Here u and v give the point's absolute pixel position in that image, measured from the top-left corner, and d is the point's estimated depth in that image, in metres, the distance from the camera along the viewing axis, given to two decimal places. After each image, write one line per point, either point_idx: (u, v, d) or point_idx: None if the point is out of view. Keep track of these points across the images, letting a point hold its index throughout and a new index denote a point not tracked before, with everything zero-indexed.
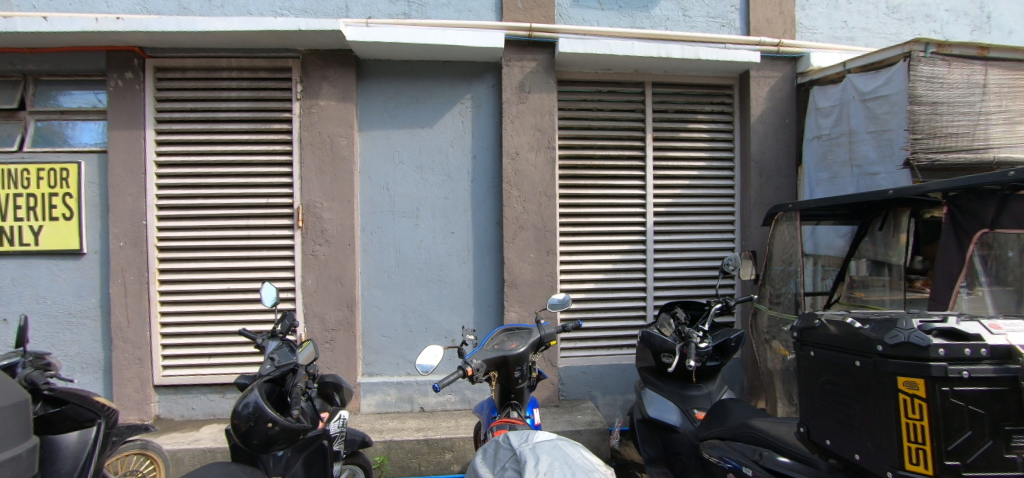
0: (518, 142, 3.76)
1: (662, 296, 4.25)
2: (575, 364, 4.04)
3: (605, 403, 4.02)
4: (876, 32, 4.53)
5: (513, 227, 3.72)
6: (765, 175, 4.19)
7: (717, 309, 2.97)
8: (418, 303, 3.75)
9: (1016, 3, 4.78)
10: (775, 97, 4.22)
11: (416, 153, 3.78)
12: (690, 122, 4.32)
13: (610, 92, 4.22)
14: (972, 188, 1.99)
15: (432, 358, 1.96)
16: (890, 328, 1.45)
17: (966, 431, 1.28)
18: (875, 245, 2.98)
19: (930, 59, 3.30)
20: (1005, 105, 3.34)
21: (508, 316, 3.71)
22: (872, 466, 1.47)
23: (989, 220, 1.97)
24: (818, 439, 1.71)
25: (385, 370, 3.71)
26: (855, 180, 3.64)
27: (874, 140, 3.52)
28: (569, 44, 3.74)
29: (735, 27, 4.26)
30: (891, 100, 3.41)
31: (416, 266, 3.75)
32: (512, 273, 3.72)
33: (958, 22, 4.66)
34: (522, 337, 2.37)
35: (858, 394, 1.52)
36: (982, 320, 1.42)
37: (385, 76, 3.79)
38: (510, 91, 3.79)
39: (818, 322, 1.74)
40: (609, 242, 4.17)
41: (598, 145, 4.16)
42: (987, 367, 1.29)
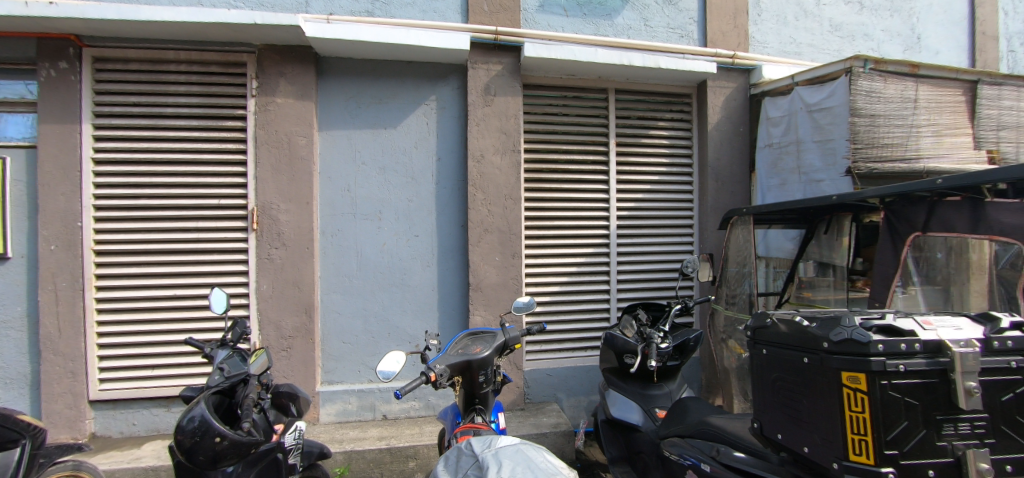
0: (483, 144, 3.75)
1: (624, 298, 4.33)
2: (540, 367, 4.05)
3: (570, 404, 4.05)
4: (821, 48, 4.80)
5: (478, 230, 3.70)
6: (721, 181, 4.35)
7: (676, 309, 3.05)
8: (380, 308, 3.66)
9: (941, 26, 5.21)
10: (730, 107, 4.39)
11: (378, 153, 3.69)
12: (651, 129, 4.43)
13: (574, 98, 4.28)
14: (905, 195, 2.13)
15: (394, 364, 1.91)
16: (834, 326, 1.53)
17: (902, 421, 1.36)
18: (820, 248, 3.14)
19: (869, 75, 3.52)
20: (933, 119, 3.64)
21: (473, 320, 3.68)
22: (819, 458, 1.54)
23: (921, 224, 2.11)
24: (770, 433, 1.78)
25: (344, 378, 3.60)
26: (803, 187, 3.84)
27: (819, 149, 3.73)
28: (534, 49, 3.76)
29: (693, 38, 4.42)
30: (834, 112, 3.62)
31: (378, 270, 3.66)
32: (476, 276, 3.69)
33: (892, 42, 5.03)
34: (486, 341, 2.36)
35: (806, 389, 1.59)
36: (915, 317, 1.52)
37: (346, 74, 3.69)
38: (475, 93, 3.77)
39: (769, 321, 1.81)
40: (573, 245, 4.22)
41: (562, 150, 4.21)
42: (921, 360, 1.38)
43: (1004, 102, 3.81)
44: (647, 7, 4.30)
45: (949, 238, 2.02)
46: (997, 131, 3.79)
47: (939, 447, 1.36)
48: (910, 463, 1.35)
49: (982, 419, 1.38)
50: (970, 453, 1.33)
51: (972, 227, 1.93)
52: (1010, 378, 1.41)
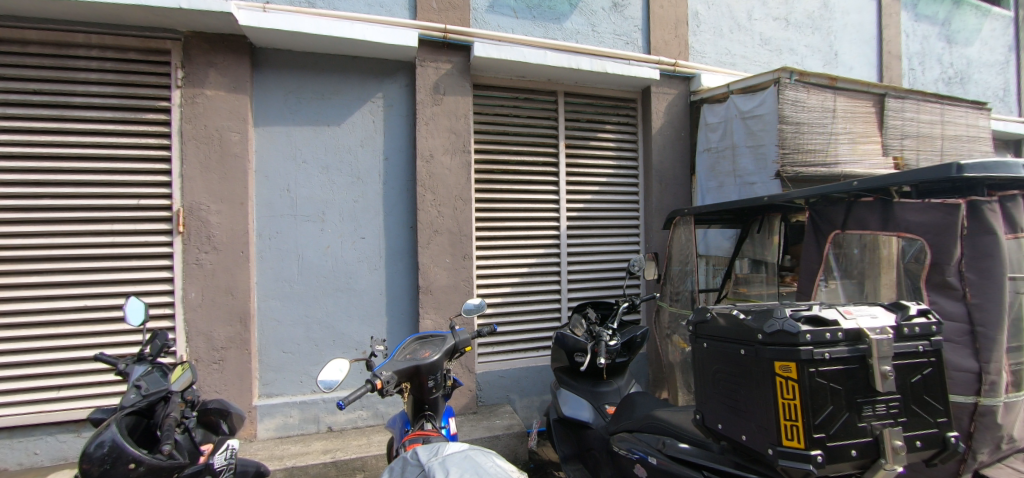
0: (432, 144, 3.68)
1: (575, 298, 4.41)
2: (493, 369, 4.02)
3: (523, 405, 4.06)
4: (753, 60, 5.12)
5: (427, 231, 3.63)
6: (664, 182, 4.52)
7: (624, 307, 3.13)
8: (324, 314, 3.49)
9: (856, 44, 5.71)
10: (672, 112, 4.58)
11: (321, 152, 3.53)
12: (598, 132, 4.54)
13: (524, 100, 4.30)
14: (827, 196, 2.31)
15: (337, 373, 1.82)
16: (768, 318, 1.61)
17: (829, 406, 1.46)
18: (754, 246, 3.34)
19: (794, 85, 3.79)
20: (848, 127, 3.99)
21: (424, 324, 3.60)
22: (756, 445, 1.61)
23: (840, 223, 2.29)
24: (710, 423, 1.85)
25: (285, 390, 3.40)
26: (738, 188, 4.06)
27: (751, 153, 3.97)
28: (483, 49, 3.74)
29: (637, 45, 4.57)
30: (765, 119, 3.86)
31: (321, 274, 3.50)
32: (426, 279, 3.62)
33: (814, 57, 5.45)
34: (435, 345, 2.31)
35: (744, 379, 1.67)
36: (838, 307, 1.64)
37: (285, 68, 3.50)
38: (424, 92, 3.70)
39: (709, 315, 1.88)
40: (525, 246, 4.23)
41: (513, 151, 4.22)
42: (843, 348, 1.49)
43: (906, 114, 4.25)
44: (594, 13, 4.40)
45: (863, 236, 2.19)
46: (902, 139, 4.21)
47: (860, 428, 1.47)
48: (836, 444, 1.44)
49: (897, 401, 1.51)
50: (886, 432, 1.45)
51: (883, 224, 2.10)
52: (917, 361, 1.55)
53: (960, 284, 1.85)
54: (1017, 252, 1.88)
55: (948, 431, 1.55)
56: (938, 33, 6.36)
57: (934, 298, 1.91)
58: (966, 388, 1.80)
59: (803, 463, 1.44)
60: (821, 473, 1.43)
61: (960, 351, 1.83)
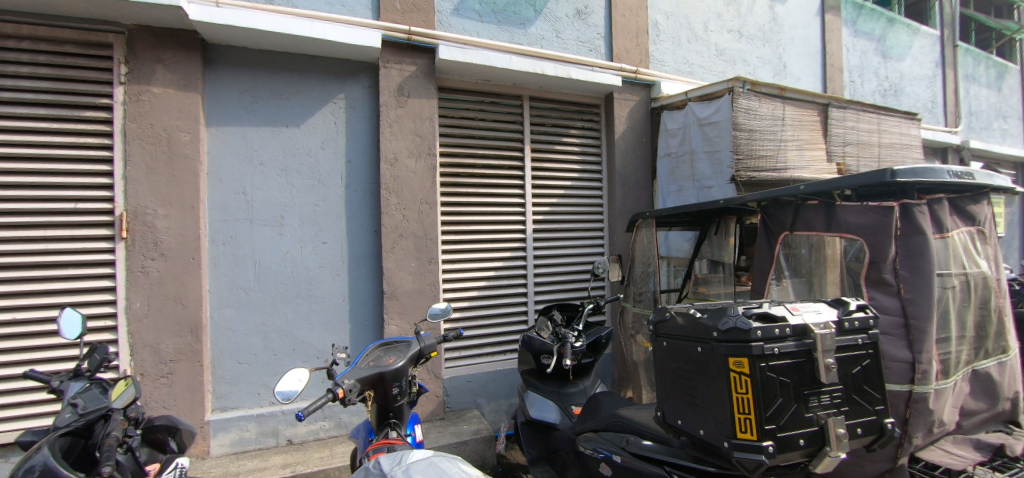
0: (397, 147, 3.63)
1: (542, 301, 4.44)
2: (460, 374, 3.99)
3: (491, 409, 4.05)
4: (709, 69, 5.33)
5: (392, 235, 3.58)
6: (627, 186, 4.63)
7: (589, 309, 3.18)
8: (283, 322, 3.38)
9: (802, 57, 6.05)
10: (634, 118, 4.71)
11: (279, 154, 3.42)
12: (563, 136, 4.61)
13: (490, 103, 4.31)
14: (777, 199, 2.43)
15: (296, 384, 1.77)
16: (722, 316, 1.68)
17: (779, 399, 1.53)
18: (712, 247, 3.47)
19: (747, 94, 3.98)
20: (796, 134, 4.22)
21: (388, 330, 3.54)
22: (713, 439, 1.67)
23: (789, 224, 2.41)
24: (670, 420, 1.90)
25: (241, 403, 3.26)
26: (696, 192, 4.21)
27: (708, 159, 4.12)
28: (448, 52, 3.73)
29: (601, 52, 4.67)
30: (720, 126, 4.03)
31: (279, 280, 3.38)
32: (391, 284, 3.56)
33: (765, 68, 5.74)
34: (399, 351, 2.28)
35: (701, 375, 1.73)
36: (785, 304, 1.73)
37: (240, 66, 3.38)
38: (387, 94, 3.65)
39: (668, 314, 1.94)
40: (491, 250, 4.23)
41: (479, 155, 4.22)
42: (791, 343, 1.57)
43: (847, 123, 4.55)
44: (558, 20, 4.47)
45: (810, 236, 2.30)
46: (844, 146, 4.49)
47: (807, 418, 1.55)
48: (785, 435, 1.52)
49: (840, 391, 1.60)
50: (831, 421, 1.54)
51: (827, 225, 2.23)
52: (857, 353, 1.66)
53: (895, 280, 1.99)
54: (943, 250, 2.05)
55: (885, 418, 1.66)
56: (875, 48, 6.83)
57: (872, 294, 2.04)
58: (901, 377, 1.93)
59: (756, 454, 1.50)
60: (772, 463, 1.50)
61: (895, 343, 1.96)
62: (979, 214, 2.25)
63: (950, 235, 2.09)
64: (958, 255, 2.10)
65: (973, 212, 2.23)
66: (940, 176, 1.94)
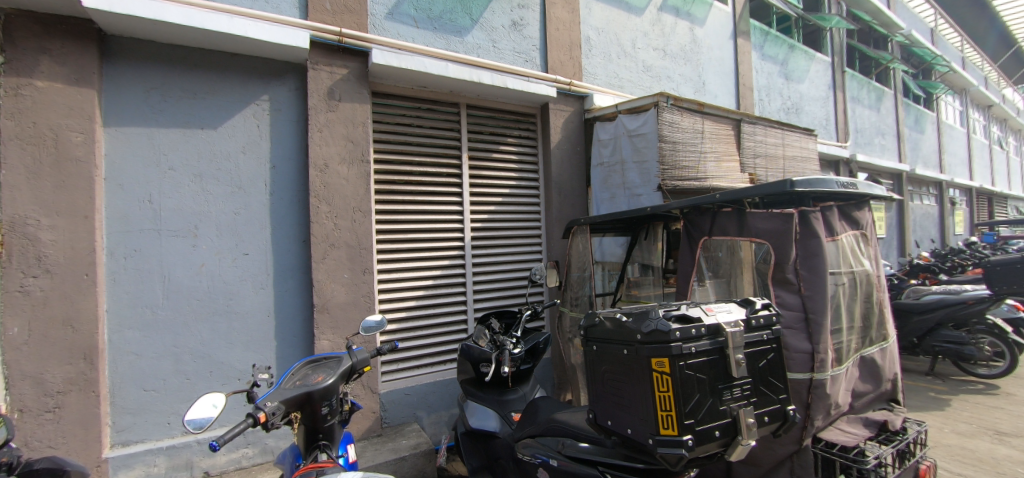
0: (326, 152, 3.48)
1: (481, 309, 4.44)
2: (397, 387, 3.88)
3: (430, 421, 3.97)
4: (637, 83, 5.63)
5: (323, 245, 3.42)
6: (563, 194, 4.77)
7: (527, 315, 3.22)
8: (198, 341, 3.11)
9: (719, 75, 6.58)
10: (568, 128, 4.86)
11: (192, 159, 3.16)
12: (500, 144, 4.66)
13: (426, 110, 4.26)
14: (697, 207, 2.60)
15: (209, 410, 1.64)
16: (644, 319, 1.76)
17: (696, 395, 1.64)
18: (642, 252, 3.66)
19: (670, 109, 4.26)
20: (713, 147, 4.58)
21: (319, 345, 3.36)
22: (639, 437, 1.75)
23: (707, 229, 2.58)
24: (601, 420, 1.96)
25: (146, 435, 2.96)
26: (627, 200, 4.41)
27: (637, 168, 4.34)
28: (382, 56, 3.65)
29: (536, 63, 4.78)
30: (647, 137, 4.27)
31: (194, 297, 3.11)
32: (321, 296, 3.39)
33: (686, 85, 6.17)
34: (329, 368, 2.18)
35: (628, 377, 1.80)
36: (701, 305, 1.86)
37: (146, 62, 3.10)
38: (316, 97, 3.49)
39: (597, 319, 2.00)
40: (429, 259, 4.17)
41: (415, 162, 4.15)
42: (706, 342, 1.69)
43: (756, 137, 5.02)
44: (493, 30, 4.52)
45: (726, 240, 2.49)
46: (753, 159, 4.95)
47: (721, 411, 1.67)
48: (703, 428, 1.62)
49: (749, 384, 1.74)
50: (741, 411, 1.68)
51: (739, 230, 2.42)
52: (763, 347, 1.82)
53: (796, 279, 2.20)
54: (835, 252, 2.30)
55: (788, 406, 1.83)
56: (779, 71, 7.57)
57: (778, 293, 2.25)
58: (802, 367, 2.13)
59: (677, 448, 1.59)
60: (691, 456, 1.60)
61: (797, 336, 2.17)
62: (862, 219, 2.56)
63: (840, 238, 2.35)
64: (847, 256, 2.37)
65: (858, 218, 2.53)
66: (830, 186, 2.19)
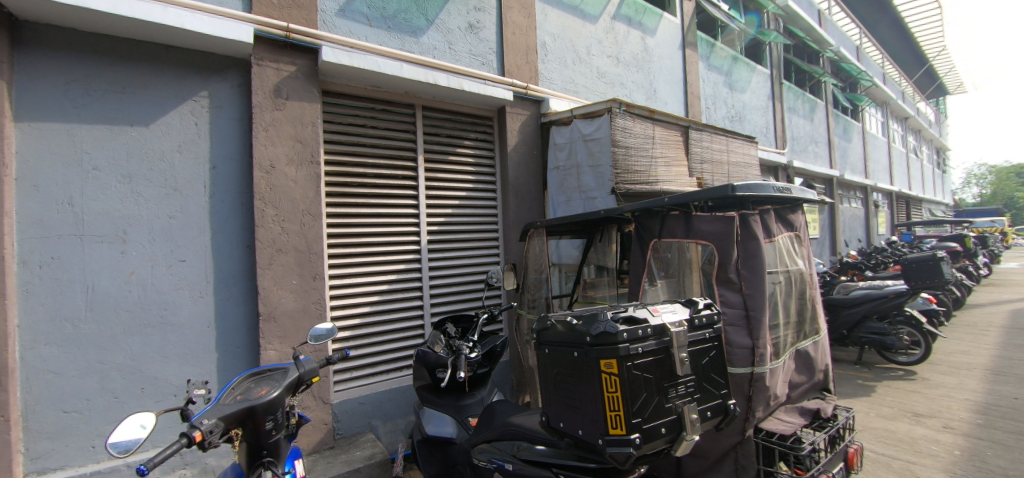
0: (273, 153, 3.33)
1: (439, 313, 4.39)
2: (351, 396, 3.75)
3: (386, 430, 3.87)
4: (592, 89, 5.76)
5: (269, 250, 3.26)
6: (520, 197, 4.80)
7: (483, 319, 3.21)
8: (128, 356, 2.88)
9: (668, 84, 6.85)
10: (525, 131, 4.90)
11: (121, 158, 2.94)
12: (457, 147, 4.63)
13: (381, 111, 4.17)
14: (648, 210, 2.68)
15: (137, 431, 1.53)
16: (593, 321, 1.80)
17: (643, 394, 1.69)
18: (597, 253, 3.73)
19: (622, 115, 4.39)
20: (663, 152, 4.77)
21: (266, 356, 3.21)
22: (590, 438, 1.78)
23: (657, 232, 2.66)
24: (554, 423, 1.98)
25: (67, 461, 2.71)
26: (582, 203, 4.48)
27: (592, 172, 4.44)
28: (333, 54, 3.54)
29: (492, 66, 4.79)
30: (601, 142, 4.38)
31: (123, 308, 2.89)
32: (267, 304, 3.23)
33: (638, 92, 6.37)
34: (274, 380, 2.09)
35: (578, 379, 1.83)
36: (648, 306, 1.92)
37: (66, 52, 2.84)
38: (261, 95, 3.33)
39: (549, 323, 2.02)
40: (385, 263, 4.07)
41: (369, 164, 4.05)
42: (652, 342, 1.75)
43: (702, 144, 5.28)
44: (449, 31, 4.49)
45: (674, 243, 2.57)
46: (700, 164, 5.20)
47: (667, 408, 1.73)
48: (650, 426, 1.67)
49: (692, 381, 1.82)
50: (686, 408, 1.75)
51: (686, 233, 2.51)
52: (705, 345, 1.91)
53: (738, 278, 2.31)
54: (772, 252, 2.44)
55: (728, 400, 1.93)
56: (723, 81, 7.98)
57: (721, 292, 2.35)
58: (744, 361, 2.24)
59: (625, 447, 1.63)
60: (639, 454, 1.65)
61: (739, 332, 2.28)
62: (796, 222, 2.73)
63: (776, 239, 2.50)
64: (783, 256, 2.52)
65: (792, 220, 2.70)
66: (767, 191, 2.32)
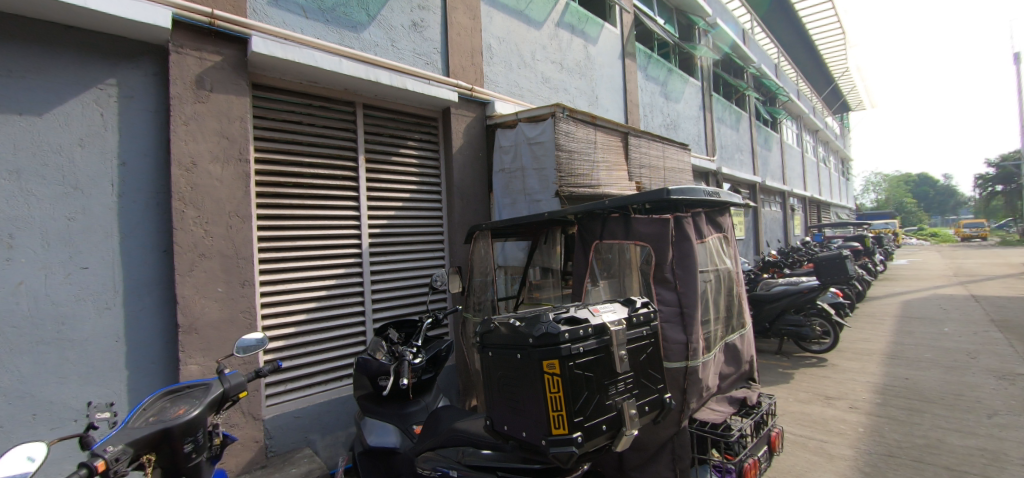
0: (194, 149, 3.07)
1: (381, 319, 4.25)
2: (286, 410, 3.52)
3: (325, 444, 3.69)
4: (537, 94, 5.84)
5: (190, 255, 3.00)
6: (465, 199, 4.77)
7: (427, 323, 3.12)
8: (16, 377, 2.52)
9: (609, 91, 7.08)
10: (470, 133, 4.87)
11: (8, 151, 2.58)
12: (400, 147, 4.51)
13: (318, 108, 3.97)
14: (590, 212, 2.73)
15: (24, 465, 1.34)
16: (536, 323, 1.80)
17: (585, 393, 1.71)
18: (542, 255, 3.76)
19: (566, 119, 4.49)
20: (604, 156, 4.93)
21: (187, 371, 2.94)
22: (533, 439, 1.78)
23: (599, 234, 2.72)
24: (498, 426, 1.97)
25: None
26: (527, 206, 4.51)
27: (536, 175, 4.48)
28: (264, 45, 3.33)
29: (436, 67, 4.72)
30: (545, 145, 4.43)
31: (10, 322, 2.53)
32: (188, 315, 2.97)
33: (581, 98, 6.54)
34: (193, 398, 1.91)
35: (521, 381, 1.83)
36: (589, 306, 1.95)
37: None
38: (180, 85, 3.06)
39: (492, 325, 2.00)
40: (323, 267, 3.88)
41: (306, 164, 3.84)
42: (593, 341, 1.78)
43: (640, 149, 5.53)
44: (392, 28, 4.37)
45: (615, 244, 2.64)
46: (638, 169, 5.43)
47: (607, 405, 1.77)
48: (591, 423, 1.70)
49: (631, 377, 1.87)
50: (625, 404, 1.80)
51: (626, 234, 2.59)
52: (643, 342, 1.97)
53: (673, 278, 2.41)
54: (703, 253, 2.58)
55: (664, 394, 2.01)
56: (660, 91, 8.38)
57: (658, 291, 2.43)
58: (679, 356, 2.33)
59: (567, 446, 1.65)
60: (581, 452, 1.67)
61: (674, 328, 2.37)
62: (724, 224, 2.89)
63: (707, 241, 2.64)
64: (713, 256, 2.67)
65: (721, 222, 2.86)
66: (698, 195, 2.45)
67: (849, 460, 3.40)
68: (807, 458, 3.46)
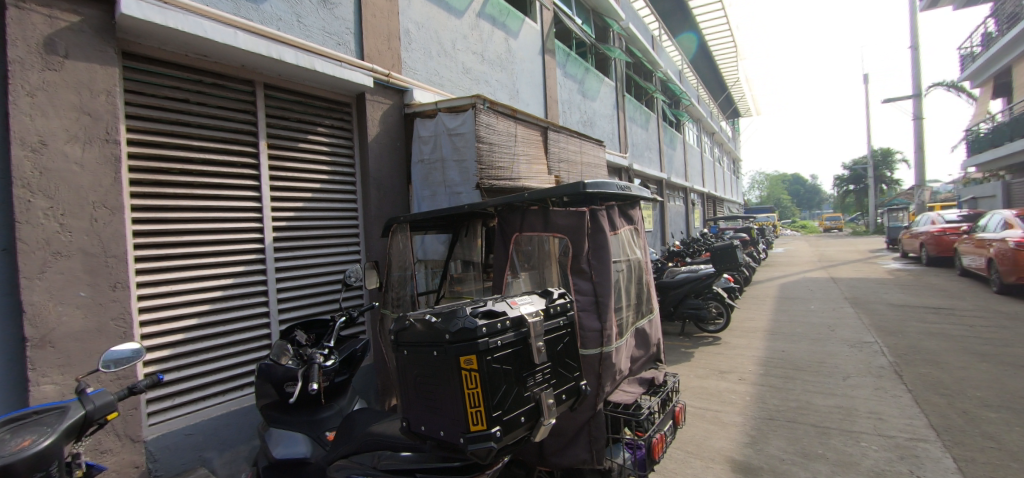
0: (44, 126, 2.57)
1: (287, 319, 3.90)
2: (173, 428, 3.10)
3: (223, 461, 3.32)
4: (457, 83, 5.70)
5: (42, 254, 2.52)
6: (381, 190, 4.54)
7: (339, 322, 2.91)
8: None
9: (530, 85, 7.14)
10: (386, 121, 4.63)
11: None
12: (308, 134, 4.16)
13: (209, 86, 3.52)
14: (510, 204, 2.68)
15: None
16: (452, 318, 1.73)
17: (502, 386, 1.68)
18: (462, 247, 3.69)
19: (486, 111, 4.44)
20: (524, 150, 4.97)
21: (40, 392, 2.47)
22: (452, 438, 1.72)
23: (518, 226, 2.68)
24: (415, 427, 1.88)
25: None
26: (447, 198, 4.41)
27: (456, 166, 4.39)
28: (137, 8, 2.85)
29: (349, 48, 4.39)
30: (465, 137, 4.36)
31: None
32: (40, 326, 2.49)
33: (502, 90, 6.51)
34: (43, 426, 1.60)
35: (438, 378, 1.75)
36: (507, 299, 1.91)
37: None
38: (25, 48, 2.53)
39: (407, 323, 1.89)
40: (218, 264, 3.48)
41: (195, 148, 3.40)
42: (510, 334, 1.76)
43: (558, 144, 5.65)
44: (298, 2, 3.98)
45: (535, 237, 2.63)
46: (556, 163, 5.55)
47: (525, 397, 1.76)
48: (509, 417, 1.68)
49: (548, 367, 1.88)
50: (542, 394, 1.80)
51: (544, 226, 2.60)
52: (559, 332, 1.99)
53: (589, 268, 2.46)
54: (617, 244, 2.68)
55: (580, 381, 2.05)
56: (577, 88, 8.62)
57: (575, 282, 2.47)
58: (594, 343, 2.40)
59: (486, 442, 1.61)
60: (500, 446, 1.65)
61: (590, 316, 2.43)
62: (635, 217, 3.02)
63: (620, 232, 2.74)
64: (625, 248, 2.79)
65: (632, 215, 2.99)
66: (612, 189, 2.53)
67: (739, 426, 3.75)
68: (704, 427, 3.77)
